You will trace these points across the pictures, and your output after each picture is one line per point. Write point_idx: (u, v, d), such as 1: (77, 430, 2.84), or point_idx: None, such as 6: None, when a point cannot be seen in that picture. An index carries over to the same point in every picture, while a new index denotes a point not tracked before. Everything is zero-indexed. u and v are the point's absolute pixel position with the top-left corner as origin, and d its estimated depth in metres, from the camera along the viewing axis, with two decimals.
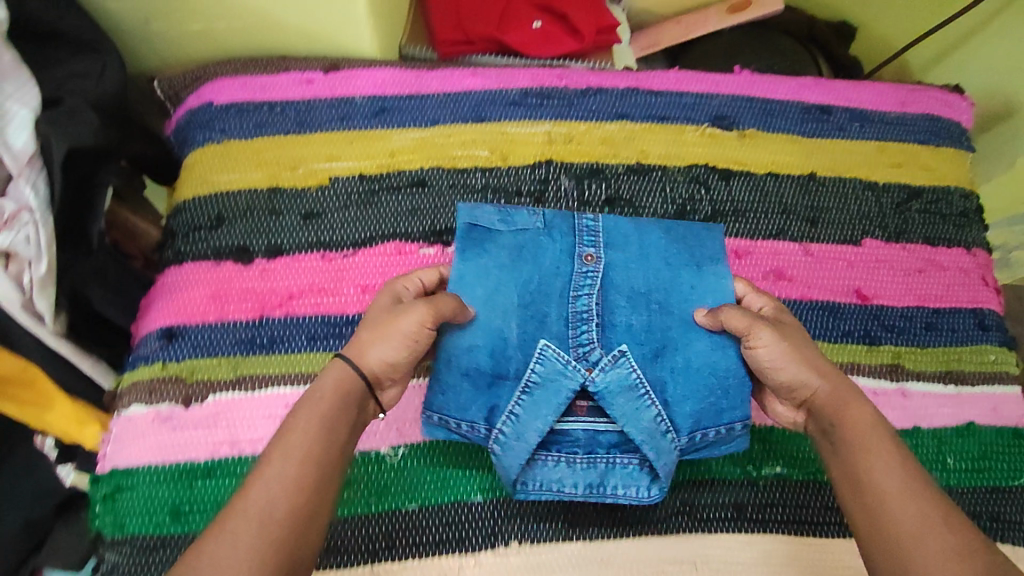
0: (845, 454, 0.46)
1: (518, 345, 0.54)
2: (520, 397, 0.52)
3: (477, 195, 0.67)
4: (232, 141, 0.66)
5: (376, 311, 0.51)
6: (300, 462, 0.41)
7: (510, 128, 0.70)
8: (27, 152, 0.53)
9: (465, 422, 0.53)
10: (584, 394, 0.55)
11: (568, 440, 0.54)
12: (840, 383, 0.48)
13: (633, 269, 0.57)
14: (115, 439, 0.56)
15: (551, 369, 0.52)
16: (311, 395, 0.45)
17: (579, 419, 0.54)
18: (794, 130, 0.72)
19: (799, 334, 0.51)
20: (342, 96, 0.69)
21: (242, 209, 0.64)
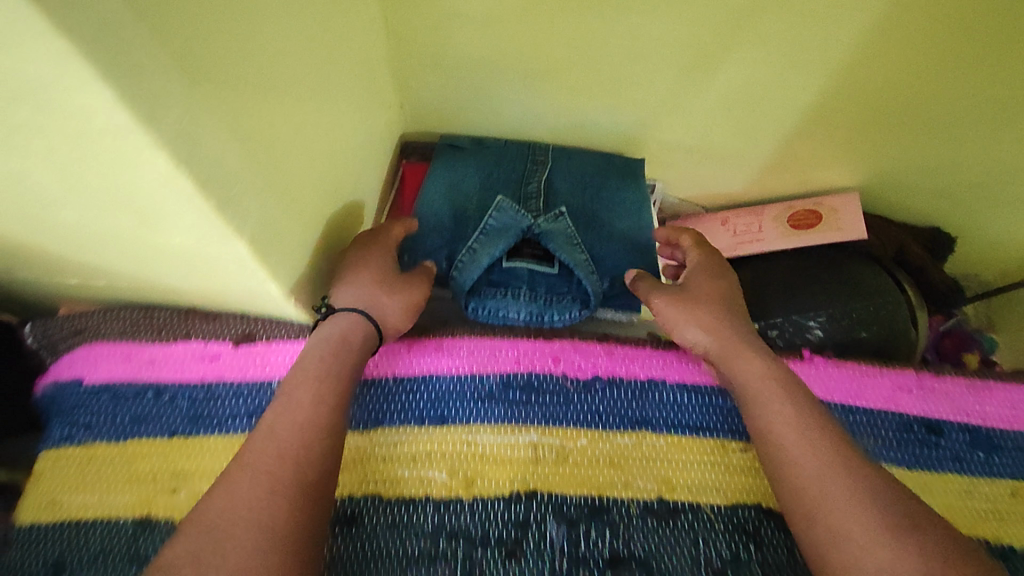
0: (740, 395, 0.49)
1: (476, 208, 0.65)
2: (477, 236, 0.61)
3: (425, 543, 0.47)
4: (98, 443, 0.49)
5: (369, 258, 0.54)
6: (304, 433, 0.42)
7: (479, 436, 0.51)
8: None
9: (428, 258, 0.63)
10: (530, 243, 0.63)
11: (514, 277, 0.61)
12: (732, 340, 0.52)
13: (574, 164, 0.69)
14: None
15: (505, 217, 0.62)
16: (341, 340, 0.49)
17: (524, 261, 0.61)
18: (888, 458, 0.51)
19: (705, 287, 0.55)
20: (255, 380, 0.51)
21: (92, 554, 0.46)
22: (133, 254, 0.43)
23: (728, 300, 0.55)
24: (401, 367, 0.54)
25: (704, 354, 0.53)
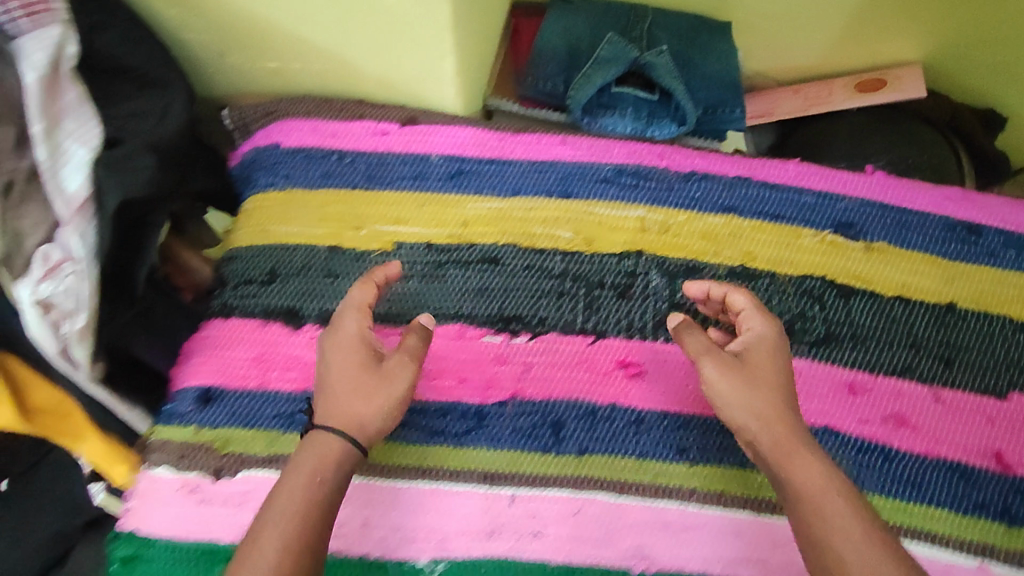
0: (794, 497, 0.44)
1: (585, 46, 0.74)
2: (590, 65, 0.71)
3: (554, 281, 0.59)
4: (295, 190, 0.61)
5: (344, 344, 0.51)
6: (286, 535, 0.42)
7: (598, 208, 0.62)
8: (79, 195, 0.50)
9: (547, 83, 0.74)
10: (634, 75, 0.73)
11: (621, 100, 0.71)
12: (786, 431, 0.46)
13: (668, 21, 0.78)
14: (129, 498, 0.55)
15: (614, 49, 0.71)
16: (312, 480, 0.45)
17: (630, 87, 0.72)
18: (934, 250, 0.62)
19: (766, 365, 0.49)
20: (418, 153, 0.63)
21: (298, 268, 0.59)
22: (341, 15, 0.55)
23: (786, 389, 0.48)
24: (535, 152, 0.64)
25: (747, 437, 0.48)
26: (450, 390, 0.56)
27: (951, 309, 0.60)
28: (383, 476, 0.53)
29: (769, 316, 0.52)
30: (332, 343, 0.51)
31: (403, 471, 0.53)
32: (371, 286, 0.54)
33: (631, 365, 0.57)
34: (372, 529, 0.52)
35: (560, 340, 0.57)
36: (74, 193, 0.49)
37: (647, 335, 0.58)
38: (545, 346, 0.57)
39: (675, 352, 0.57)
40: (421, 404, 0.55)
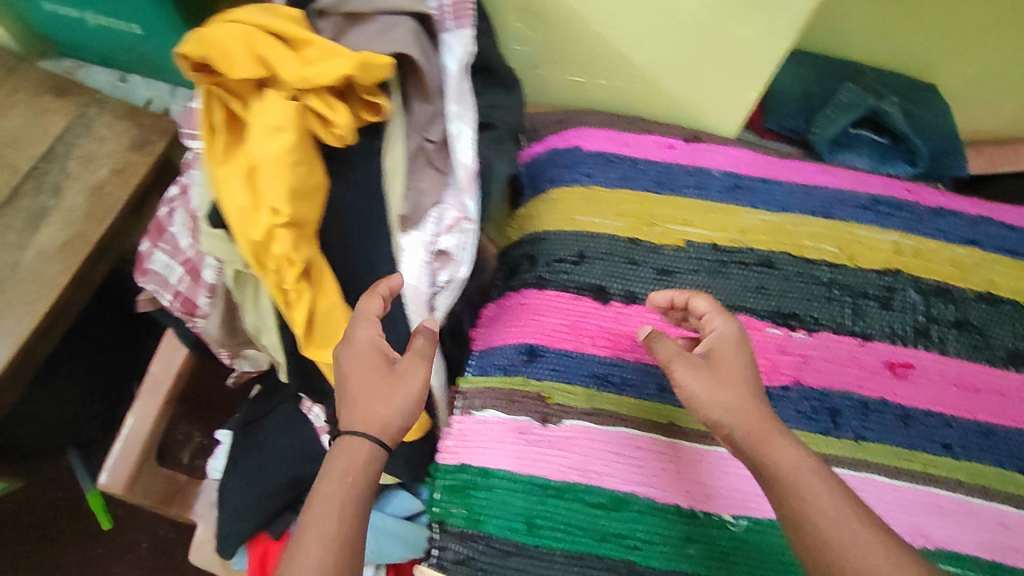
0: (772, 480, 0.46)
1: (819, 93, 0.84)
2: (829, 109, 0.81)
3: (823, 287, 0.67)
4: (597, 187, 0.71)
5: (359, 355, 0.53)
6: (325, 548, 0.45)
7: (859, 231, 0.70)
8: (469, 168, 0.59)
9: (783, 123, 0.84)
10: (867, 119, 0.82)
11: (857, 140, 0.80)
12: (755, 415, 0.50)
13: (885, 77, 0.87)
14: (454, 436, 0.63)
15: (853, 97, 0.81)
16: (345, 481, 0.48)
17: (864, 130, 0.81)
18: None
19: (731, 365, 0.52)
20: (700, 166, 0.72)
21: (603, 252, 0.68)
22: (671, 44, 0.65)
23: (747, 380, 0.52)
24: (805, 175, 0.74)
25: (723, 429, 0.50)
26: None
27: None
28: (688, 437, 0.61)
29: (732, 316, 0.56)
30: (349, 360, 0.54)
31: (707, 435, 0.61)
32: (376, 299, 0.56)
33: (898, 366, 0.64)
34: (680, 482, 0.58)
35: (833, 338, 0.65)
36: (466, 164, 0.59)
37: (910, 342, 0.65)
38: (822, 342, 0.65)
39: (937, 360, 0.64)
40: None
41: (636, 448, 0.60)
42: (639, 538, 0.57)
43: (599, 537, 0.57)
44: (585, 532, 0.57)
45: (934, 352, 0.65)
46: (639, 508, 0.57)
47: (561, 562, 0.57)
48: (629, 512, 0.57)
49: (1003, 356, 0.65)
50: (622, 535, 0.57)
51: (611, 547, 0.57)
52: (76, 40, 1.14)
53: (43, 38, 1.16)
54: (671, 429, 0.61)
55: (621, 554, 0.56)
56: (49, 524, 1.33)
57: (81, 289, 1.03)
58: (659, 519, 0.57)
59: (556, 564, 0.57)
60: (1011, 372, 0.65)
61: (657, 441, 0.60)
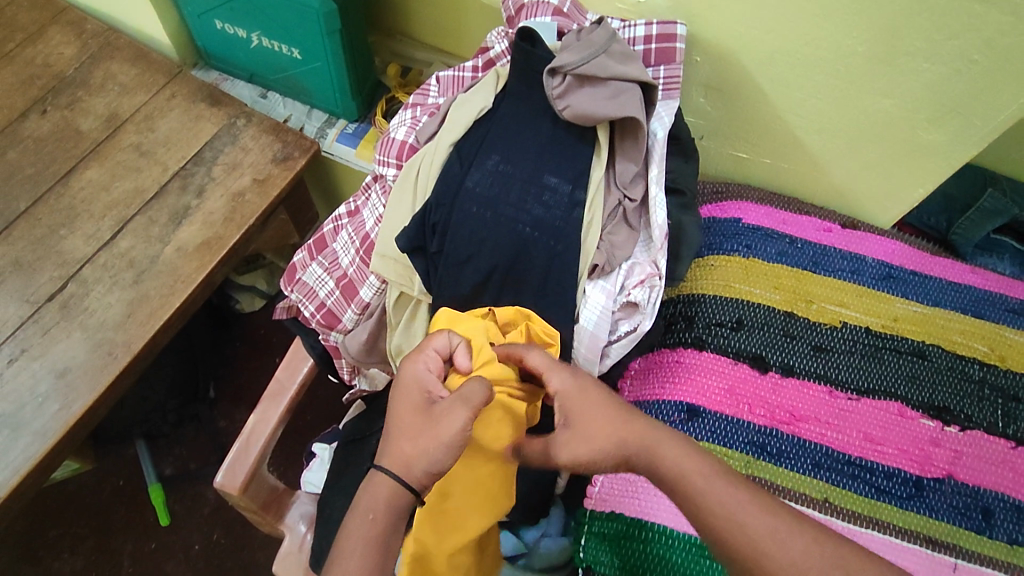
0: (666, 482, 0.51)
1: (963, 196, 0.87)
2: (969, 213, 0.84)
3: (974, 384, 0.68)
4: (757, 258, 0.74)
5: (406, 389, 0.58)
6: None
7: (1010, 334, 0.71)
8: (661, 228, 0.64)
9: (922, 219, 0.87)
10: (1010, 227, 0.84)
11: (1000, 245, 0.83)
12: (642, 428, 0.53)
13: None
14: (603, 484, 0.65)
15: (998, 204, 0.83)
16: (369, 518, 0.52)
17: (1007, 236, 0.83)
18: None
19: (597, 399, 0.55)
20: (855, 252, 0.75)
21: (762, 321, 0.70)
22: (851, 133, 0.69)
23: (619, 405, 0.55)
24: (955, 274, 0.76)
25: (619, 457, 0.53)
26: (892, 458, 0.64)
27: None
28: (841, 516, 0.62)
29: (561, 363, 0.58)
30: (398, 395, 0.58)
31: (857, 516, 0.62)
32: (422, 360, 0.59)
33: None
34: None
35: (985, 438, 0.65)
36: (660, 224, 0.64)
37: None
38: (975, 440, 0.65)
39: None
40: (868, 463, 0.64)
41: None
42: None
43: None
44: None
45: None
46: None
47: None
48: None
49: None
50: None
51: None
52: (235, 58, 1.22)
53: (203, 52, 1.24)
54: (825, 506, 0.62)
55: None
56: (109, 511, 1.32)
57: (205, 288, 1.06)
58: None
59: None
60: None
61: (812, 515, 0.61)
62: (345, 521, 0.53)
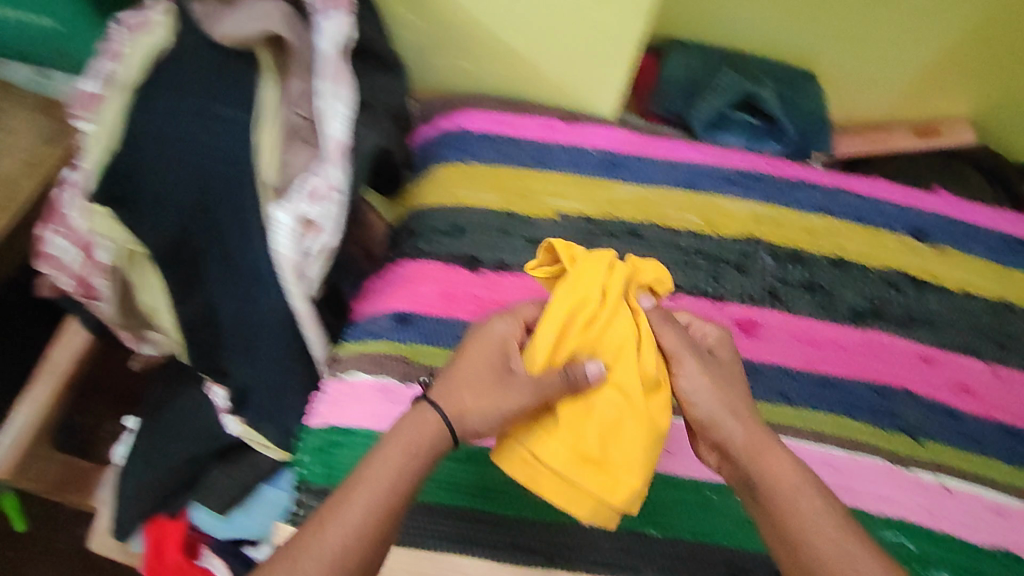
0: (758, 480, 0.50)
1: (702, 79, 0.89)
2: (708, 94, 0.86)
3: (684, 254, 0.72)
4: (476, 163, 0.75)
5: (491, 347, 0.52)
6: (369, 511, 0.45)
7: (722, 203, 0.76)
8: (342, 140, 0.62)
9: (666, 107, 0.89)
10: (745, 103, 0.87)
11: (735, 121, 0.86)
12: (756, 432, 0.51)
13: (764, 66, 0.92)
14: (327, 401, 0.64)
15: (730, 81, 0.86)
16: (409, 450, 0.47)
17: (742, 115, 0.86)
18: (990, 256, 0.76)
19: (730, 366, 0.55)
20: (577, 144, 0.77)
21: (479, 224, 0.72)
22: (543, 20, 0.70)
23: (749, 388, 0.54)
24: (678, 152, 0.78)
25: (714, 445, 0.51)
26: None
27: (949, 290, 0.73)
28: None
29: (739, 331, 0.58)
30: (472, 348, 0.52)
31: None
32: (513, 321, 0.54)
33: (746, 325, 0.69)
34: None
35: (690, 300, 0.70)
36: (340, 137, 0.62)
37: (762, 303, 0.71)
38: (678, 304, 0.70)
39: (783, 318, 0.70)
40: None
41: None
42: (481, 487, 0.62)
43: (444, 487, 0.62)
44: (433, 483, 0.62)
45: (780, 310, 0.71)
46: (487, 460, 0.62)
47: (413, 511, 0.61)
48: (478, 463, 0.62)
49: (846, 314, 0.71)
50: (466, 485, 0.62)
51: (454, 495, 0.61)
52: None
53: None
54: None
55: (463, 501, 0.61)
56: None
57: None
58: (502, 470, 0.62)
59: (406, 515, 0.61)
60: (852, 328, 0.71)
61: None
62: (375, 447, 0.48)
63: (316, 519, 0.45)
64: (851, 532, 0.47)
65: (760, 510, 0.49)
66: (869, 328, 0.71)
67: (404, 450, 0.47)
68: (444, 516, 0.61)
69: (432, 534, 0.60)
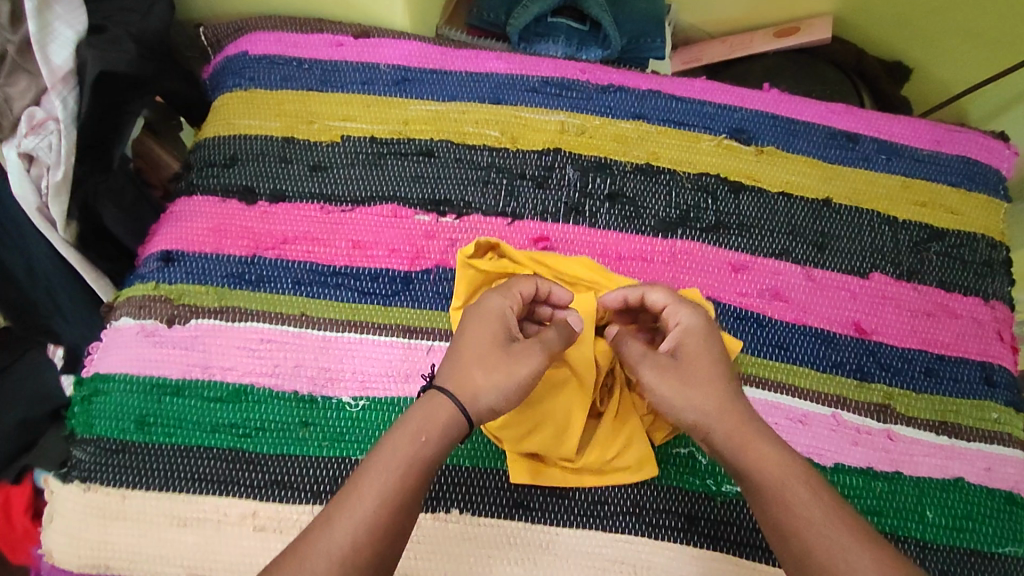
0: (760, 486, 0.47)
1: None
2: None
3: (481, 171, 0.67)
4: (257, 90, 0.70)
5: (482, 319, 0.51)
6: (382, 503, 0.41)
7: (525, 113, 0.70)
8: (62, 68, 0.56)
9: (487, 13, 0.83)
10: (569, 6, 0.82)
11: (556, 27, 0.82)
12: (732, 415, 0.50)
13: None
14: (99, 349, 0.61)
15: None
16: (419, 438, 0.44)
17: (563, 19, 0.82)
18: (815, 153, 0.70)
19: (699, 362, 0.52)
20: (368, 61, 0.72)
21: (256, 153, 0.68)
22: None
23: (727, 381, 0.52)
24: (479, 61, 0.73)
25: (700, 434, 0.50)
26: (381, 259, 0.63)
27: (764, 191, 0.69)
28: (317, 326, 0.61)
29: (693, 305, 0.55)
30: (475, 324, 0.50)
31: (339, 323, 0.61)
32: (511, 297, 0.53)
33: (541, 241, 0.65)
34: (300, 372, 0.59)
35: (482, 220, 0.66)
36: (58, 64, 0.56)
37: (559, 218, 0.66)
38: (469, 225, 0.65)
39: (583, 233, 0.66)
40: (354, 270, 0.63)
41: (262, 342, 0.60)
42: (249, 426, 0.57)
43: (213, 428, 0.57)
44: (198, 425, 0.57)
45: (583, 225, 0.66)
46: (255, 398, 0.58)
47: (169, 455, 0.56)
48: (246, 402, 0.58)
49: (652, 224, 0.66)
50: (235, 425, 0.57)
51: (221, 437, 0.57)
52: None
53: None
54: (302, 320, 0.61)
55: (230, 443, 0.56)
56: None
57: None
58: (272, 407, 0.57)
59: (161, 458, 0.56)
60: (658, 239, 0.66)
61: (283, 332, 0.60)
62: (387, 433, 0.45)
63: (322, 516, 0.41)
64: (836, 519, 0.44)
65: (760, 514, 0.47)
66: (676, 237, 0.66)
67: (413, 438, 0.44)
68: (207, 460, 0.56)
69: (193, 479, 0.56)
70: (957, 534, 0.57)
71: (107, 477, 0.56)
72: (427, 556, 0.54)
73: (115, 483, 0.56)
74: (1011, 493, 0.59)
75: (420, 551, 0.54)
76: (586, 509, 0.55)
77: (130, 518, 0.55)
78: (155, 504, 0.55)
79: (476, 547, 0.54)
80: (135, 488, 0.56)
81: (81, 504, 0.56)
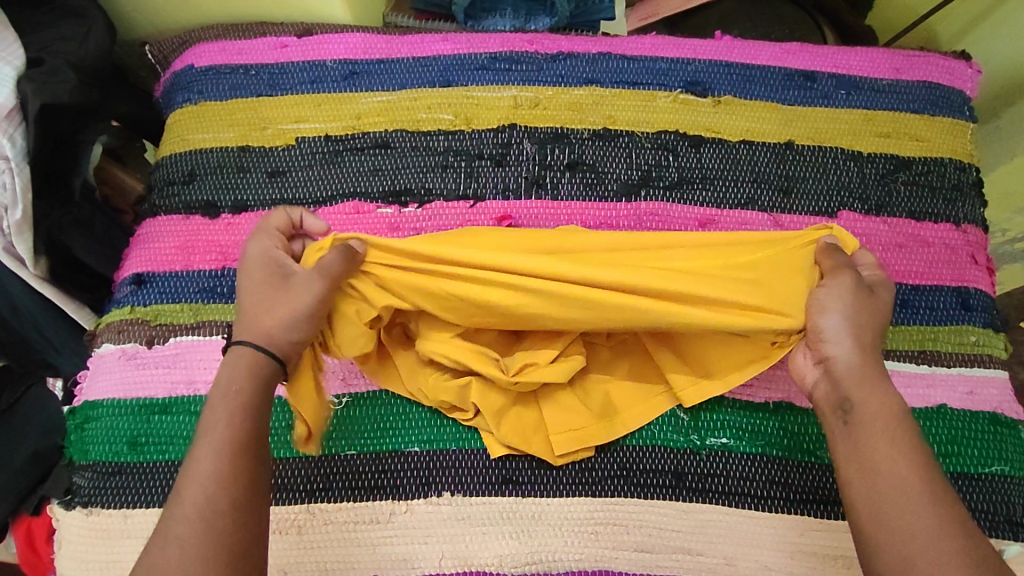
0: (855, 423, 0.48)
1: None
2: None
3: (438, 157, 0.67)
4: (208, 102, 0.70)
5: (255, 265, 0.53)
6: (218, 454, 0.45)
7: (475, 92, 0.69)
8: (5, 105, 0.58)
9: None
10: None
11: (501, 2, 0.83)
12: (872, 367, 0.49)
13: None
14: (86, 377, 0.62)
15: None
16: (234, 395, 0.48)
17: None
18: (774, 96, 0.69)
19: (876, 308, 0.52)
20: (314, 60, 0.71)
21: (214, 166, 0.68)
22: None
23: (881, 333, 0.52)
24: (426, 45, 0.72)
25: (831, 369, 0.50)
26: None
27: (723, 141, 0.68)
28: None
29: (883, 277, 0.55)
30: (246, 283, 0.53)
31: None
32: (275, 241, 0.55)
33: (507, 220, 0.65)
34: None
35: (444, 206, 0.65)
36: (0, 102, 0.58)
37: (522, 194, 0.66)
38: (432, 212, 0.65)
39: (547, 207, 0.65)
40: None
41: None
42: None
43: None
44: (189, 439, 0.58)
45: (546, 199, 0.66)
46: None
47: (164, 471, 0.58)
48: None
49: (615, 189, 0.66)
50: None
51: None
52: None
53: None
54: None
55: None
56: None
57: None
58: None
59: (156, 475, 0.58)
60: (622, 203, 0.66)
61: None
62: (206, 409, 0.48)
63: (176, 489, 0.45)
64: (912, 464, 0.45)
65: (851, 439, 0.47)
66: (641, 199, 0.66)
67: (232, 399, 0.47)
68: None
69: None
70: (944, 460, 0.58)
71: (106, 499, 0.58)
72: (425, 539, 0.55)
73: (115, 503, 0.58)
74: (993, 413, 0.60)
75: (418, 535, 0.55)
76: (576, 478, 0.56)
77: (133, 535, 0.57)
78: (155, 519, 0.57)
79: (471, 526, 0.55)
80: (136, 507, 0.57)
81: (85, 528, 0.57)
